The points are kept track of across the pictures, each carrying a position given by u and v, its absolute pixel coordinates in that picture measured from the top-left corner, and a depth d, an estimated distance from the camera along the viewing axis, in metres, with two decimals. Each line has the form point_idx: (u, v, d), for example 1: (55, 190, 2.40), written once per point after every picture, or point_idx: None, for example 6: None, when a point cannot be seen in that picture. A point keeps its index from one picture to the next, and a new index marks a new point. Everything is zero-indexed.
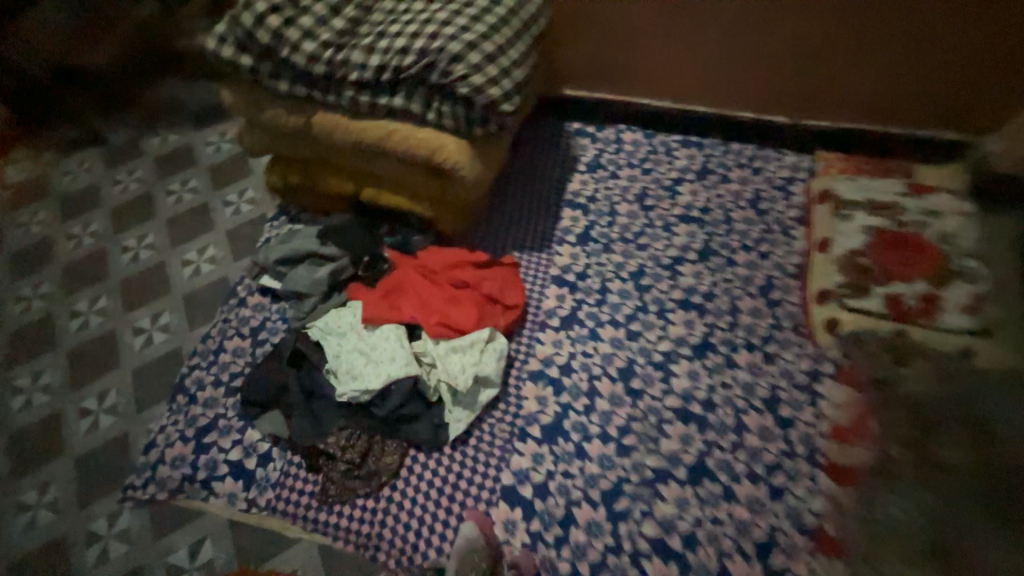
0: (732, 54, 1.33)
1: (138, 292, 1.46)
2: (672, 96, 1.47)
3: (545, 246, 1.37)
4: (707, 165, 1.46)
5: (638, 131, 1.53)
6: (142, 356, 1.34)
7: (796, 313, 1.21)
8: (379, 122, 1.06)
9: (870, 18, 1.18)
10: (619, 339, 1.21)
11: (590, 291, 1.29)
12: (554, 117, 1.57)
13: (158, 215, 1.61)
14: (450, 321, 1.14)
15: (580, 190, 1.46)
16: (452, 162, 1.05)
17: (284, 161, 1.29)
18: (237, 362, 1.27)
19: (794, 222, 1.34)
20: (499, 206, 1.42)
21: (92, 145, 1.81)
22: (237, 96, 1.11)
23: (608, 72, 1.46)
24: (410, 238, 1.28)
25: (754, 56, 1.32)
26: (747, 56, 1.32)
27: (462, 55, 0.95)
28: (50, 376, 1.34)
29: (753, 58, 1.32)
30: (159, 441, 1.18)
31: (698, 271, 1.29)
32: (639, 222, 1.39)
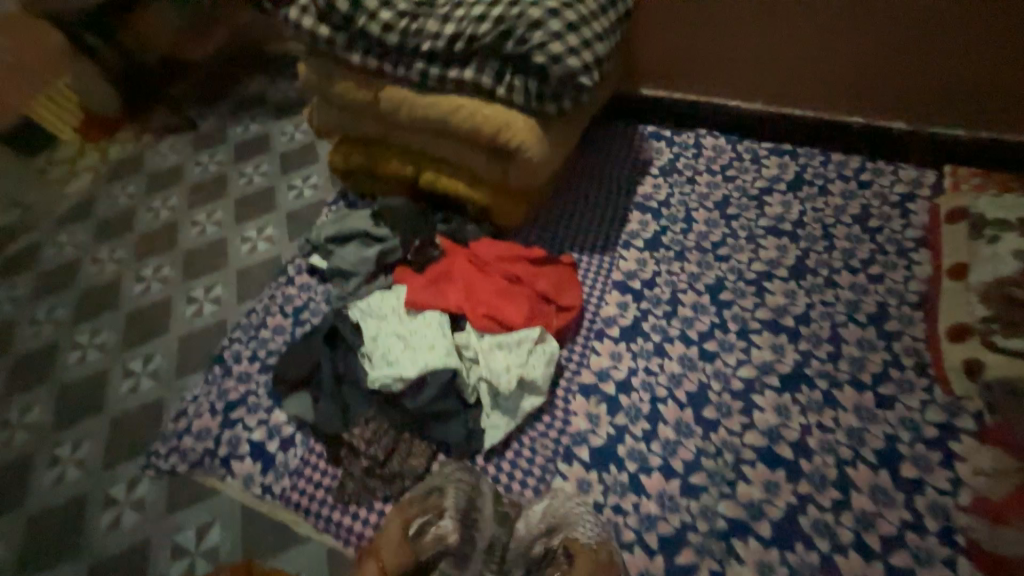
0: (843, 49, 1.18)
1: (198, 264, 1.49)
2: (766, 98, 1.32)
3: (608, 248, 1.24)
4: (803, 175, 1.28)
5: (721, 136, 1.39)
6: (190, 324, 1.35)
7: (920, 350, 0.98)
8: (446, 97, 1.01)
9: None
10: (690, 358, 1.04)
11: (658, 301, 1.13)
12: (627, 119, 1.48)
13: (228, 194, 1.67)
14: (498, 316, 1.03)
15: (652, 194, 1.33)
16: (519, 142, 0.97)
17: (349, 141, 1.28)
18: (276, 340, 1.23)
19: (914, 244, 1.12)
20: (561, 203, 1.32)
21: (184, 130, 1.95)
22: (312, 69, 1.11)
23: (693, 70, 1.35)
24: (465, 227, 1.21)
25: (870, 51, 1.16)
26: (862, 50, 1.17)
27: (542, 22, 0.87)
28: (106, 335, 1.37)
29: (869, 53, 1.17)
30: (189, 410, 1.14)
31: (791, 290, 1.10)
32: (718, 231, 1.23)
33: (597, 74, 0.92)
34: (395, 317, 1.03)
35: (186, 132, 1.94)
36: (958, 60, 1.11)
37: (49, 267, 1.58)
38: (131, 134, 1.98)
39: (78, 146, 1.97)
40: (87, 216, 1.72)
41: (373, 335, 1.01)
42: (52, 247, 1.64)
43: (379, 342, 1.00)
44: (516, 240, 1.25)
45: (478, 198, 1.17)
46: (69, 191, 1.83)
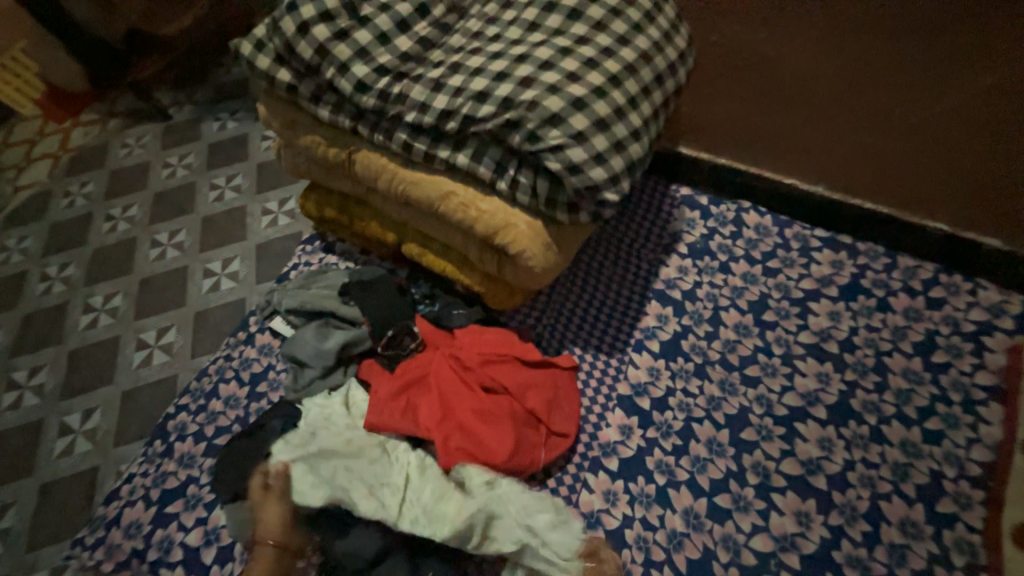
0: (943, 146, 0.93)
1: (153, 297, 1.32)
2: (832, 183, 1.09)
3: (617, 350, 1.05)
4: (859, 280, 1.07)
5: (767, 215, 1.16)
6: (136, 376, 1.20)
7: (973, 547, 0.82)
8: (434, 176, 0.80)
9: None
10: (697, 514, 0.88)
11: (668, 430, 0.96)
12: (658, 177, 1.25)
13: (195, 210, 1.47)
14: (477, 446, 0.86)
15: (677, 280, 1.12)
16: (519, 250, 0.77)
17: (323, 189, 1.07)
18: (227, 416, 1.08)
19: (982, 396, 0.93)
20: (568, 283, 1.12)
21: (156, 121, 1.73)
22: (272, 112, 0.89)
23: (743, 135, 1.11)
24: (450, 313, 1.02)
25: (981, 153, 0.90)
26: (969, 151, 0.91)
27: (563, 113, 0.66)
28: (45, 376, 1.23)
29: (979, 155, 0.91)
30: (123, 493, 1.01)
31: (828, 439, 0.92)
32: (749, 343, 1.03)
33: (628, 183, 0.70)
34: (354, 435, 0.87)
35: (157, 123, 1.72)
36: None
37: None
38: (98, 117, 1.78)
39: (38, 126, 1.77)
40: (40, 218, 1.54)
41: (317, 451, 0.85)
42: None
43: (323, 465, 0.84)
44: (507, 330, 1.04)
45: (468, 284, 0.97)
46: (23, 183, 1.64)
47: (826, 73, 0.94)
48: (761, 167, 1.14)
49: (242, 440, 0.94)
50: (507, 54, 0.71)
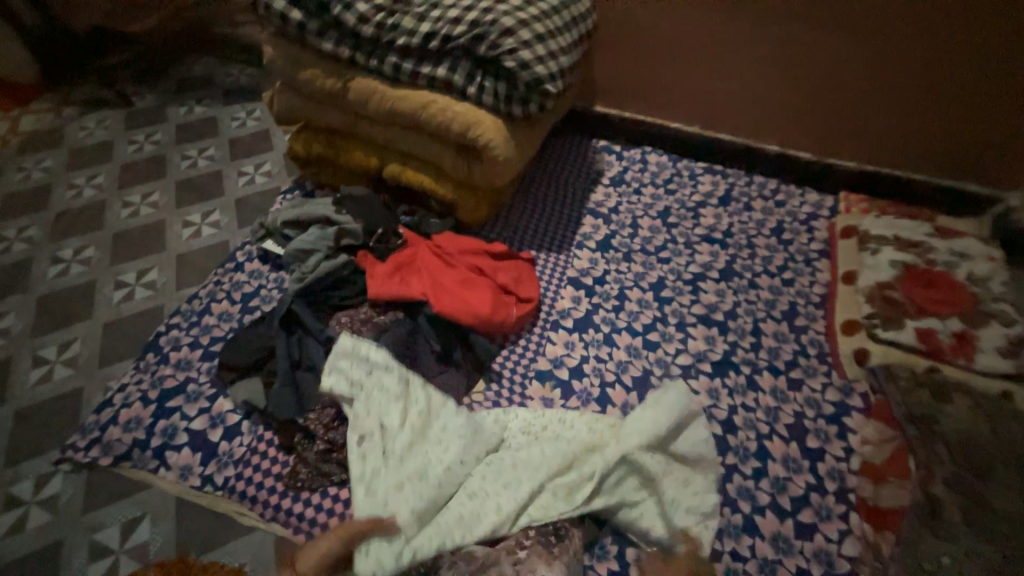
0: (762, 86, 1.37)
1: (129, 246, 1.37)
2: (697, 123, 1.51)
3: (564, 248, 1.32)
4: (731, 193, 1.46)
5: (663, 154, 1.55)
6: (117, 310, 1.24)
7: (820, 342, 1.15)
8: (417, 92, 1.05)
9: (900, 34, 1.17)
10: (636, 347, 1.14)
11: (609, 296, 1.23)
12: (582, 134, 1.62)
13: (168, 176, 1.57)
14: (464, 303, 1.06)
15: (604, 201, 1.45)
16: (486, 139, 1.03)
17: (312, 129, 1.27)
18: (221, 327, 1.16)
19: (816, 254, 1.31)
20: (521, 206, 1.40)
21: (116, 106, 1.79)
22: (279, 53, 1.12)
23: (636, 92, 1.51)
24: (427, 221, 1.23)
25: (783, 90, 1.36)
26: (776, 89, 1.36)
27: (513, 30, 0.97)
28: (12, 320, 1.22)
29: (782, 91, 1.36)
30: (116, 399, 1.05)
31: (721, 290, 1.24)
32: (660, 236, 1.36)
33: (560, 82, 1.02)
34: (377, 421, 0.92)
35: (118, 107, 1.79)
36: (851, 105, 1.32)
37: None
38: (50, 105, 1.79)
39: None
40: None
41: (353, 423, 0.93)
42: None
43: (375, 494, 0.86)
44: (476, 236, 1.28)
45: (443, 193, 1.20)
46: None
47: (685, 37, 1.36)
48: (652, 115, 1.54)
49: (250, 327, 1.06)
50: None
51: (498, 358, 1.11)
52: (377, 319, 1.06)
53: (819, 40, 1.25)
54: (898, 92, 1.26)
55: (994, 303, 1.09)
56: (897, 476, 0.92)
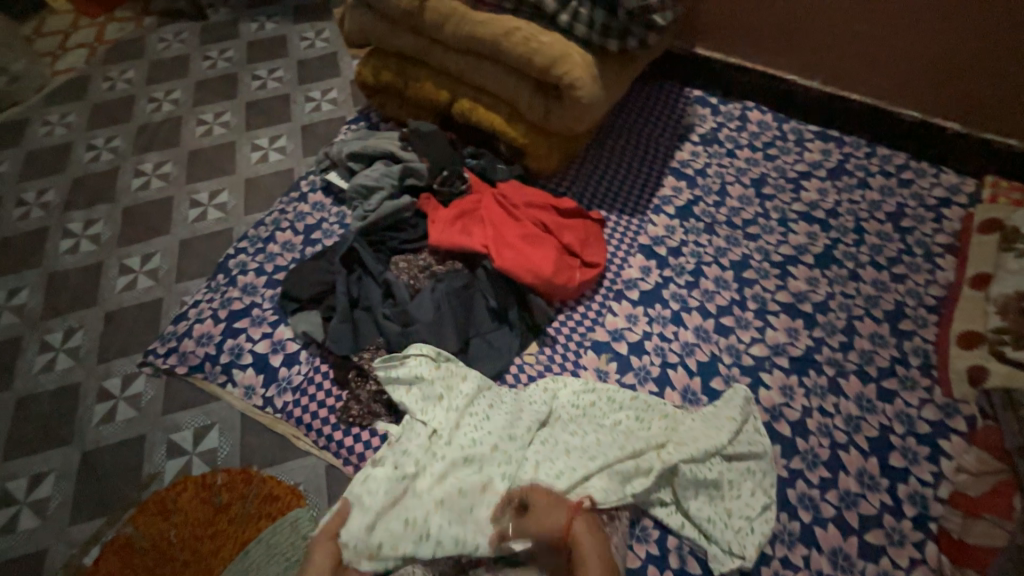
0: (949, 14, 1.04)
1: (202, 165, 1.40)
2: (832, 68, 1.24)
3: (638, 211, 1.20)
4: (845, 164, 1.24)
5: (768, 112, 1.34)
6: (192, 228, 1.28)
7: (926, 352, 1.00)
8: (501, 18, 0.93)
9: None
10: (706, 330, 1.04)
11: (682, 271, 1.12)
12: (674, 81, 1.42)
13: (239, 96, 1.55)
14: (527, 262, 0.99)
15: (689, 161, 1.28)
16: (572, 78, 0.90)
17: (383, 54, 1.19)
18: (284, 256, 1.17)
19: (941, 249, 1.11)
20: (596, 159, 1.27)
21: (193, 19, 1.77)
22: None
23: (751, 34, 1.28)
24: (494, 166, 1.14)
25: (980, 25, 1.03)
26: (969, 19, 1.03)
27: None
28: (101, 228, 1.30)
29: (978, 26, 1.03)
30: (191, 314, 1.11)
31: (814, 277, 1.09)
32: (751, 209, 1.20)
33: (670, 13, 0.88)
34: (417, 389, 0.89)
35: (194, 20, 1.77)
36: None
37: (36, 148, 1.48)
38: (133, 14, 1.80)
39: (71, 20, 1.80)
40: (80, 98, 1.58)
41: (396, 386, 0.90)
42: (42, 126, 1.52)
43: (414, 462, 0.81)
44: (544, 189, 1.17)
45: (514, 136, 1.09)
46: (60, 67, 1.67)
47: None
48: (775, 52, 1.28)
49: (311, 261, 1.06)
50: None
51: (554, 323, 1.06)
52: (436, 268, 1.02)
53: None
54: None
55: None
56: (996, 515, 0.80)
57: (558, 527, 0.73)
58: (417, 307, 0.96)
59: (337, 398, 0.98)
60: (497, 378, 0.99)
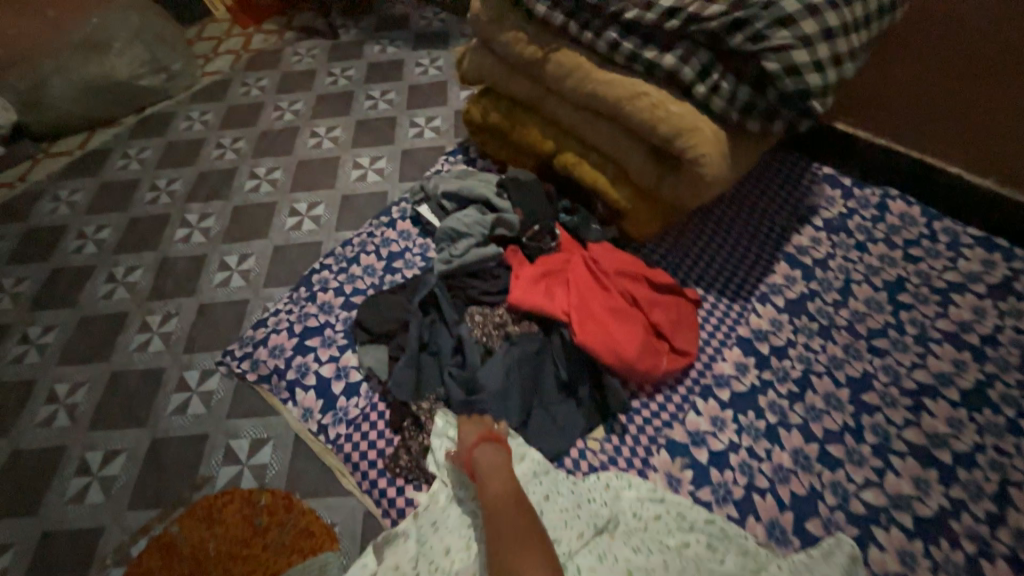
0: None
1: (307, 176, 1.48)
2: (1012, 165, 1.02)
3: (741, 297, 1.07)
4: (1013, 282, 1.03)
5: (915, 205, 1.15)
6: (287, 236, 1.34)
7: None
8: (627, 79, 0.87)
9: None
10: (806, 456, 0.89)
11: (785, 376, 0.97)
12: (801, 154, 1.27)
13: (352, 114, 1.63)
14: (609, 340, 0.90)
15: (808, 247, 1.13)
16: (697, 153, 0.81)
17: (493, 96, 1.17)
18: (364, 280, 1.18)
19: None
20: (698, 230, 1.16)
21: (325, 36, 1.91)
22: (487, 10, 1.02)
23: (914, 117, 1.10)
24: (588, 225, 1.07)
25: None
26: None
27: (791, 20, 0.74)
28: (212, 222, 1.41)
29: None
30: (269, 322, 1.15)
31: (958, 419, 0.89)
32: (881, 317, 1.02)
33: (831, 99, 0.78)
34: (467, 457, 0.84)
35: (325, 37, 1.90)
36: None
37: (176, 139, 1.65)
38: (276, 27, 1.98)
39: (226, 28, 2.02)
40: (219, 99, 1.76)
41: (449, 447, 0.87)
42: (185, 120, 1.70)
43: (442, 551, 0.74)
44: (637, 256, 1.07)
45: (616, 199, 1.02)
46: (209, 69, 1.87)
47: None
48: (932, 135, 1.10)
49: (389, 294, 1.05)
50: None
51: (626, 410, 0.95)
52: (511, 327, 0.96)
53: None
54: None
55: None
56: None
57: (467, 451, 0.79)
58: (486, 366, 0.91)
59: (388, 443, 0.94)
60: (553, 460, 0.90)
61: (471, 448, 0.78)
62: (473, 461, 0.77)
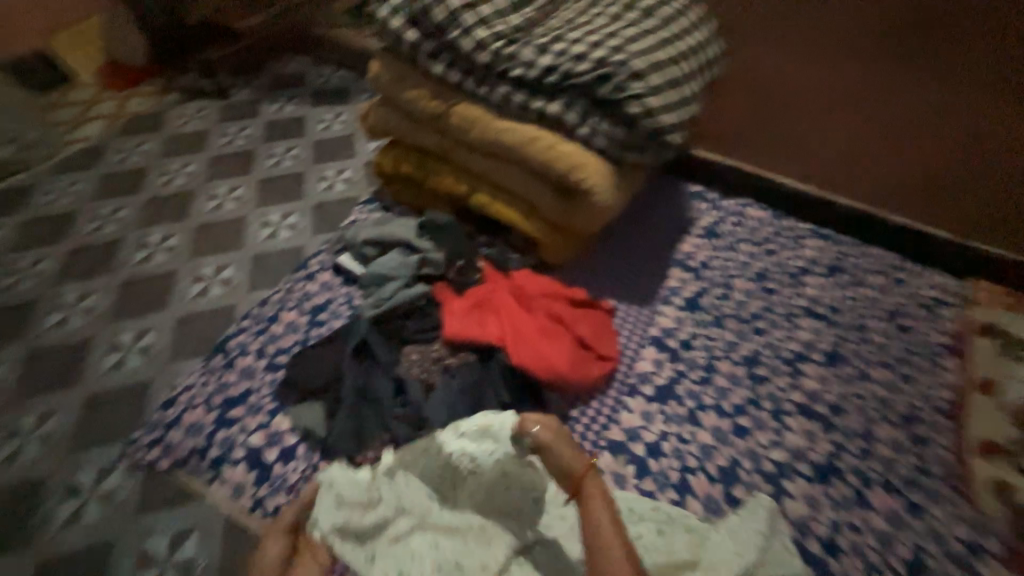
0: (931, 124, 1.14)
1: (210, 239, 1.39)
2: (818, 170, 1.33)
3: (648, 302, 1.22)
4: (841, 261, 1.30)
5: (764, 210, 1.41)
6: (193, 304, 1.24)
7: (948, 461, 0.97)
8: (522, 126, 0.99)
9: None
10: (722, 432, 1.01)
11: (694, 365, 1.11)
12: (674, 176, 1.51)
13: (254, 172, 1.59)
14: (542, 359, 0.97)
15: (693, 253, 1.32)
16: (590, 185, 0.95)
17: (401, 147, 1.24)
18: (288, 338, 1.13)
19: (944, 350, 1.12)
20: (604, 249, 1.31)
21: (213, 98, 1.85)
22: (386, 70, 1.09)
23: (746, 141, 1.39)
24: (507, 256, 1.15)
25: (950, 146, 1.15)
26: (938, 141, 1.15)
27: (643, 74, 0.92)
28: (95, 300, 1.26)
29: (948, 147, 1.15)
30: (182, 399, 1.04)
31: (826, 376, 1.09)
32: (757, 302, 1.23)
33: (684, 132, 0.97)
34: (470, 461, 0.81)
35: (214, 98, 1.85)
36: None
37: (39, 215, 1.46)
38: (156, 89, 1.88)
39: (94, 92, 1.87)
40: (93, 167, 1.60)
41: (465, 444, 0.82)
42: (49, 193, 1.52)
43: (403, 521, 0.79)
44: (556, 279, 1.16)
45: (530, 230, 1.11)
46: (76, 136, 1.71)
47: (853, 40, 1.14)
48: (758, 152, 1.40)
49: (318, 348, 1.02)
50: (598, 33, 0.96)
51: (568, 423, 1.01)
52: (449, 360, 0.99)
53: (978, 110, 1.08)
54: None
55: None
56: None
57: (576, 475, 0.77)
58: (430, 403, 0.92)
59: None
60: None
61: (584, 478, 0.76)
62: (585, 492, 0.75)
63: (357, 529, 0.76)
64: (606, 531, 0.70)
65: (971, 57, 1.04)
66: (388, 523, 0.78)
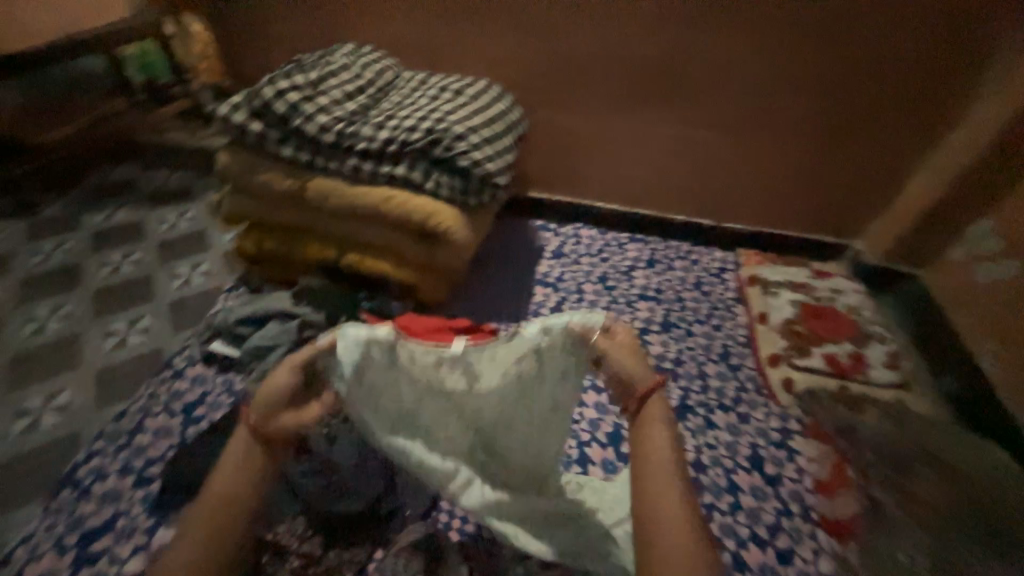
0: (677, 150, 1.56)
1: (34, 367, 1.20)
2: (616, 194, 1.69)
3: (522, 318, 1.41)
4: (654, 255, 1.65)
5: (592, 228, 1.73)
6: (19, 444, 1.05)
7: (755, 377, 1.29)
8: (376, 189, 1.14)
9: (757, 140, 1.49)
10: (603, 405, 1.20)
11: None
12: (519, 216, 1.77)
13: (84, 285, 1.43)
14: None
15: (548, 272, 1.57)
16: (446, 227, 1.13)
17: (262, 228, 1.28)
18: (159, 445, 1.02)
19: (733, 301, 1.52)
20: (476, 283, 1.49)
21: (17, 217, 1.64)
22: (235, 159, 1.16)
23: (562, 179, 1.70)
24: (388, 305, 1.24)
25: (693, 163, 1.58)
26: (684, 162, 1.58)
27: (465, 135, 1.15)
28: None
29: (691, 163, 1.58)
30: (21, 554, 0.87)
31: (665, 340, 1.37)
32: (603, 299, 1.49)
33: (509, 175, 1.23)
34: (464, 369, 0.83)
35: (18, 217, 1.64)
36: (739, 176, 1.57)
37: None
38: None
39: None
40: None
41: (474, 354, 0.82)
42: None
43: (402, 396, 0.82)
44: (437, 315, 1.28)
45: (403, 276, 1.23)
46: None
47: (625, 79, 1.45)
48: (572, 186, 1.71)
49: (200, 440, 0.96)
50: (424, 111, 1.19)
51: None
52: None
53: (702, 139, 1.52)
54: (760, 176, 1.56)
55: (872, 327, 1.36)
56: (844, 486, 1.04)
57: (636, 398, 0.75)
58: None
59: None
60: (428, 514, 0.96)
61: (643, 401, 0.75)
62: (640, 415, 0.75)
63: (371, 384, 0.80)
64: (662, 450, 0.71)
65: (728, 66, 1.39)
66: (396, 388, 0.82)
